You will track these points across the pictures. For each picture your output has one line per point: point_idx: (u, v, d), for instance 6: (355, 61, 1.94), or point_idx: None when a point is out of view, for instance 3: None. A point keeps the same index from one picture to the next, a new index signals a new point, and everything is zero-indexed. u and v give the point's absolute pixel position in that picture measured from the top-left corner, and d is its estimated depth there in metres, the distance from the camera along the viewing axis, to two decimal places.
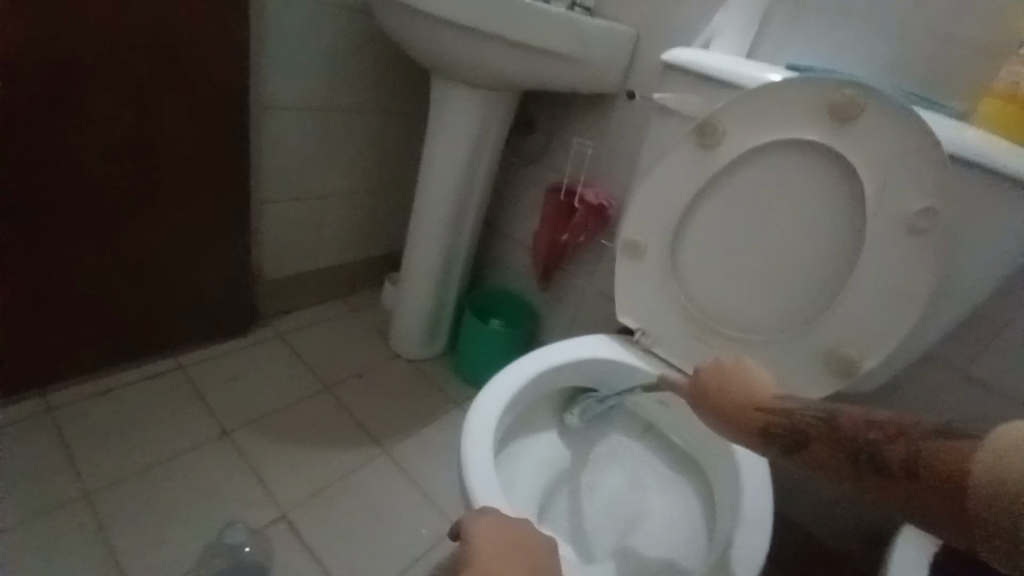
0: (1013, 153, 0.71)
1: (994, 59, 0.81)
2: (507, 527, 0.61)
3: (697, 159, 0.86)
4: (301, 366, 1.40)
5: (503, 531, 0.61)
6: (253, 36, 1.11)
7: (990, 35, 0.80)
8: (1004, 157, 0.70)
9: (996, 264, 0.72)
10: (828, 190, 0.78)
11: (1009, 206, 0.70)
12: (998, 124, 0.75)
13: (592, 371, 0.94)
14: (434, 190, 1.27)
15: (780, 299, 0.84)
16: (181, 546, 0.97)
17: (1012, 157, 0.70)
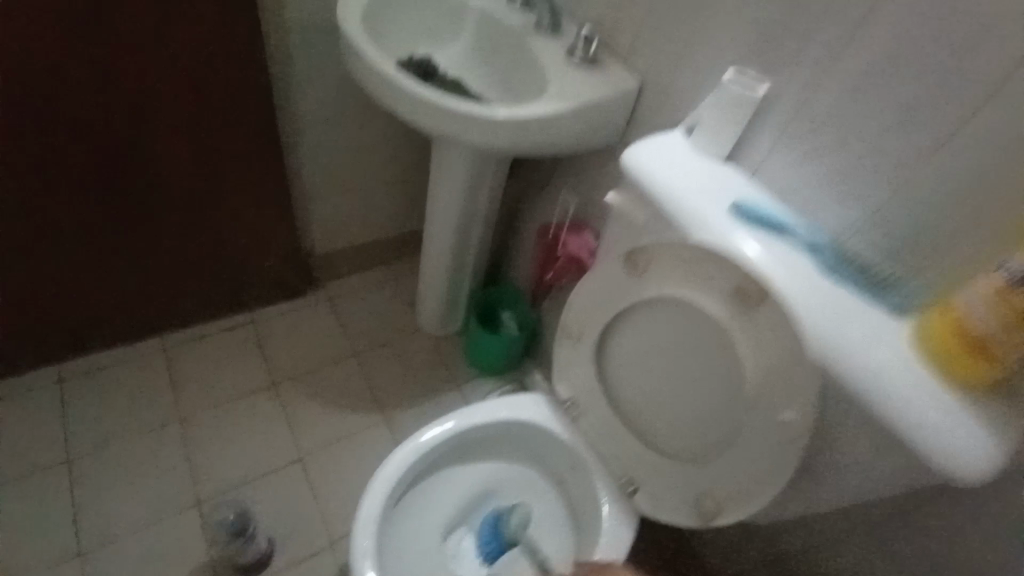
0: (925, 391, 0.60)
1: (991, 250, 0.65)
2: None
3: (622, 282, 0.85)
4: (339, 330, 1.71)
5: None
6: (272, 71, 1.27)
7: (996, 218, 0.64)
8: (904, 396, 0.60)
9: (872, 488, 0.67)
10: (722, 359, 0.76)
11: (889, 445, 0.62)
12: (929, 345, 0.62)
13: (519, 427, 1.09)
14: (440, 210, 1.39)
15: (675, 432, 0.87)
16: (230, 468, 1.40)
17: (918, 398, 0.60)
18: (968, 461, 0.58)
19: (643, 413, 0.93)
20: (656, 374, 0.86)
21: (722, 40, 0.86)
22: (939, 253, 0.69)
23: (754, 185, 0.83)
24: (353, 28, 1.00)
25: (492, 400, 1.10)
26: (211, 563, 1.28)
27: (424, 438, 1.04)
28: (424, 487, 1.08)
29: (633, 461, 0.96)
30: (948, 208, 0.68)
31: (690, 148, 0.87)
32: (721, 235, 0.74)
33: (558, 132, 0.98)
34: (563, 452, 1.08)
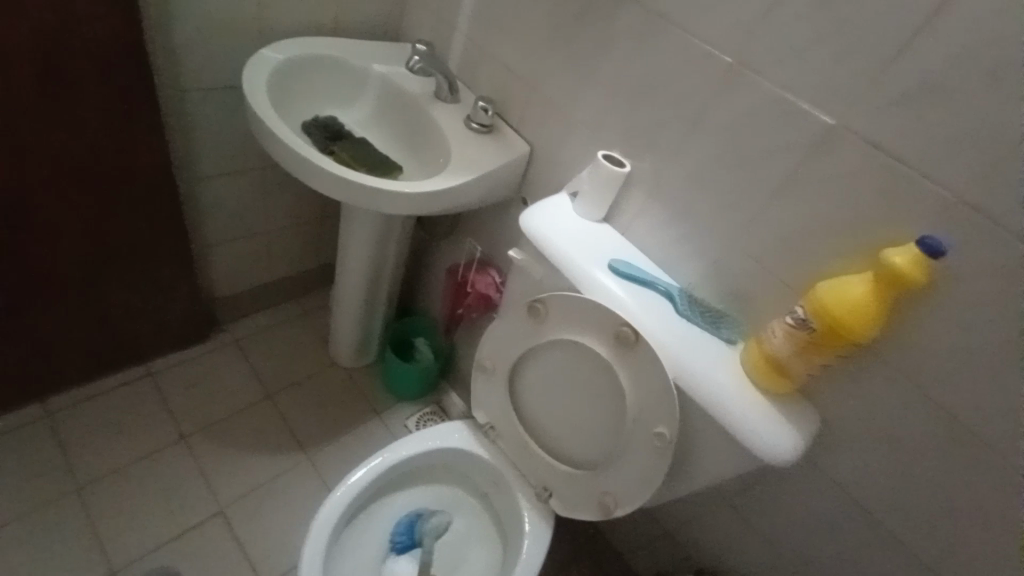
0: (749, 405, 0.83)
1: (789, 295, 0.89)
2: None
3: (527, 325, 1.02)
4: (248, 374, 1.68)
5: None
6: (171, 129, 1.24)
7: (791, 273, 0.88)
8: (734, 407, 0.82)
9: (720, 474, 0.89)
10: (608, 386, 0.95)
11: (729, 446, 0.84)
12: (752, 371, 0.85)
13: (444, 453, 1.21)
14: (352, 252, 1.45)
15: (578, 446, 1.05)
16: (142, 533, 1.34)
17: (745, 409, 0.82)
18: (779, 454, 0.80)
19: (552, 432, 1.09)
20: (559, 399, 1.04)
21: (599, 123, 1.06)
22: (753, 301, 0.93)
23: (624, 245, 1.05)
24: (262, 107, 1.06)
25: (419, 433, 1.22)
26: None
27: (355, 477, 1.13)
28: (359, 524, 1.16)
29: (547, 473, 1.12)
30: (758, 268, 0.91)
31: (575, 213, 1.06)
32: (602, 290, 0.93)
33: (465, 197, 1.16)
34: (486, 471, 1.22)
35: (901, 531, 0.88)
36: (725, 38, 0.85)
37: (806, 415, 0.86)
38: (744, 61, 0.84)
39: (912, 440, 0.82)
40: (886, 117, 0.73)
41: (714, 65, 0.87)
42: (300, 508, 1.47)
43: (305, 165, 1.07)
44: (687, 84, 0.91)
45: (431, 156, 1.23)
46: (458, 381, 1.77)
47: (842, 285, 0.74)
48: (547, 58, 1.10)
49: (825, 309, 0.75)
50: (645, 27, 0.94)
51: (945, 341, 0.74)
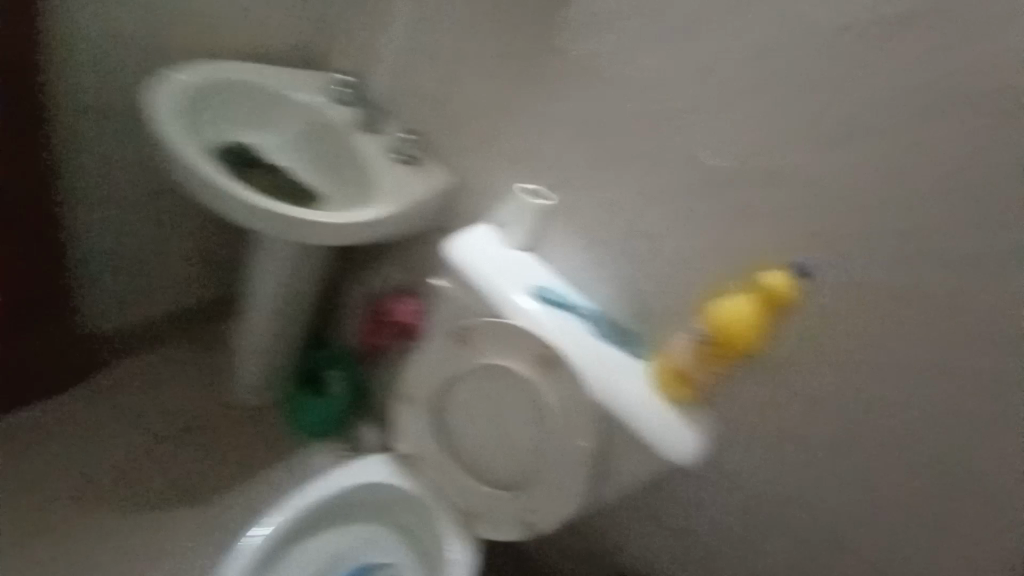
0: (660, 412, 0.92)
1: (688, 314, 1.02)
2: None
3: (455, 349, 1.06)
4: (135, 419, 1.52)
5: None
6: None
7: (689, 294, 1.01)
8: (646, 414, 0.91)
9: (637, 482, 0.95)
10: (532, 404, 1.00)
11: (642, 452, 0.91)
12: (660, 381, 0.95)
13: (369, 489, 1.17)
14: (266, 280, 1.41)
15: (504, 467, 1.07)
16: None
17: (656, 415, 0.91)
18: (682, 456, 0.89)
19: (479, 455, 1.10)
20: (486, 420, 1.07)
21: (519, 158, 1.15)
22: (656, 319, 1.05)
23: (543, 271, 1.11)
24: (173, 136, 1.04)
25: (343, 469, 1.16)
26: None
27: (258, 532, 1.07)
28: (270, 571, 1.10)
29: (474, 497, 1.12)
30: (659, 289, 1.03)
31: (497, 241, 1.12)
32: (526, 312, 0.99)
33: (390, 226, 1.17)
34: (410, 503, 1.19)
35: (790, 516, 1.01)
36: (628, 91, 0.99)
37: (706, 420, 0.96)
38: (643, 111, 0.97)
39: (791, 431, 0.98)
40: (756, 162, 0.90)
41: None
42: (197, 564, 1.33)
43: (220, 190, 1.03)
44: (595, 129, 1.03)
45: (354, 184, 1.24)
46: (375, 415, 1.68)
47: (727, 301, 0.88)
48: (470, 98, 1.18)
49: (714, 322, 0.88)
50: (560, 77, 1.06)
51: (808, 346, 0.91)
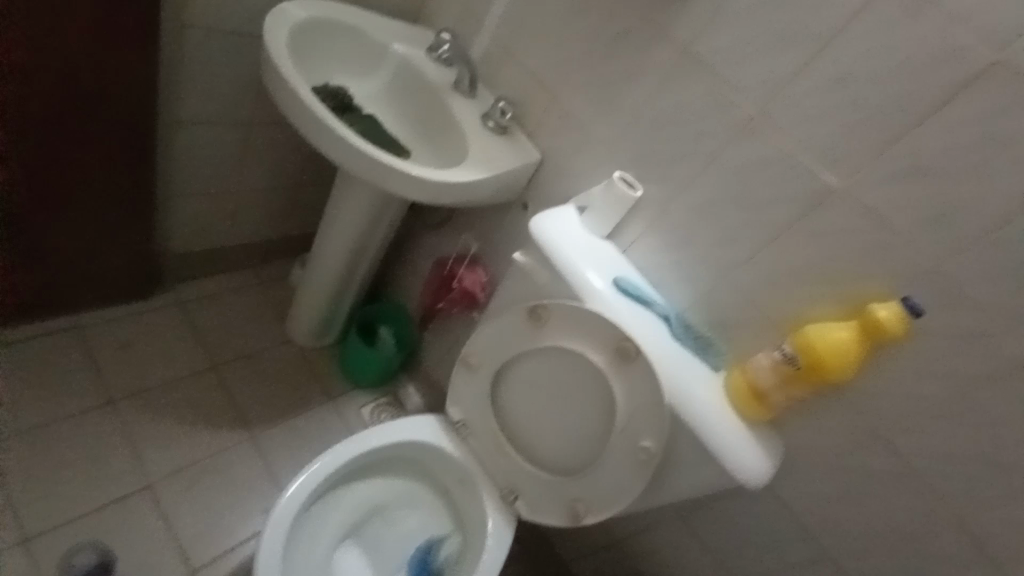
0: (729, 426, 0.90)
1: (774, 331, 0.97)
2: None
3: (526, 327, 1.04)
4: (192, 341, 1.55)
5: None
6: (162, 67, 1.16)
7: (780, 311, 0.95)
8: (715, 425, 0.89)
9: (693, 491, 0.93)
10: (596, 395, 0.99)
11: (703, 462, 0.90)
12: (735, 396, 0.92)
13: (416, 447, 1.19)
14: (338, 227, 1.43)
15: (554, 451, 1.08)
16: (58, 501, 1.22)
17: (725, 428, 0.89)
18: (750, 475, 0.87)
19: (529, 434, 1.12)
20: (544, 402, 1.07)
21: (612, 145, 1.11)
22: (737, 331, 1.00)
23: (624, 262, 1.09)
24: (292, 73, 1.03)
25: (395, 423, 1.19)
26: None
27: (312, 472, 1.08)
28: (317, 509, 1.12)
29: (517, 473, 1.14)
30: (746, 301, 0.99)
31: (581, 224, 1.10)
32: (606, 302, 0.97)
33: (476, 193, 1.15)
34: (451, 468, 1.21)
35: (834, 550, 1.00)
36: (749, 91, 0.92)
37: (773, 442, 0.94)
38: (766, 113, 0.91)
39: (856, 470, 0.94)
40: (876, 188, 0.83)
41: (733, 114, 0.95)
42: (240, 490, 1.37)
43: (320, 130, 1.04)
44: (706, 125, 0.98)
45: (444, 147, 1.24)
46: (419, 373, 1.72)
47: (827, 329, 0.83)
48: (570, 75, 1.14)
49: (811, 348, 0.83)
50: (671, 68, 1.00)
51: (896, 387, 0.86)
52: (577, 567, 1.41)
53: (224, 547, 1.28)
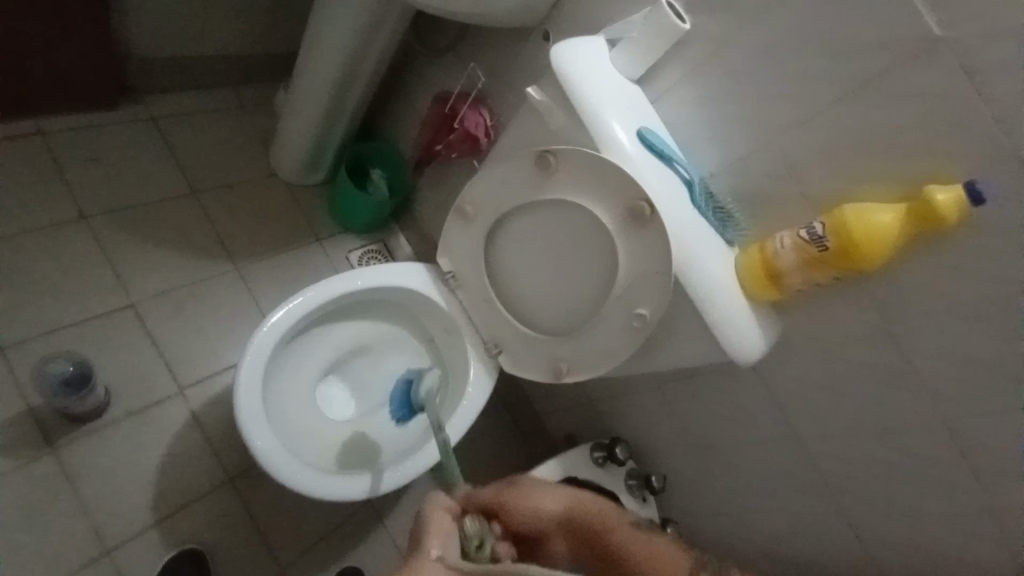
0: (734, 301, 0.85)
1: (803, 206, 0.89)
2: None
3: (533, 175, 0.94)
4: (167, 160, 1.43)
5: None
6: None
7: (817, 186, 0.87)
8: (720, 299, 0.84)
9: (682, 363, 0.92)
10: (598, 257, 0.93)
11: (701, 337, 0.86)
12: (747, 274, 0.86)
13: (403, 293, 1.16)
14: (328, 38, 1.24)
15: (545, 310, 1.05)
16: (35, 310, 1.17)
17: (729, 302, 0.85)
18: (745, 355, 0.86)
19: (519, 292, 1.08)
20: (540, 260, 1.01)
21: None
22: (763, 204, 0.93)
23: (649, 113, 0.95)
24: None
25: (382, 266, 1.14)
26: (24, 413, 1.09)
27: (292, 308, 1.04)
28: (300, 341, 1.12)
29: (502, 329, 1.12)
30: (781, 171, 0.90)
31: (608, 61, 0.94)
32: (626, 154, 0.87)
33: (492, 9, 0.97)
34: (437, 317, 1.19)
35: (805, 432, 1.02)
36: None
37: (773, 324, 0.91)
38: None
39: (849, 361, 0.92)
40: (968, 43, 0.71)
41: None
42: (226, 319, 1.35)
43: None
44: None
45: None
46: (410, 224, 1.65)
47: (870, 210, 0.75)
48: None
49: (844, 230, 0.75)
50: None
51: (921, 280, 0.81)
52: (549, 423, 1.48)
53: (212, 370, 1.30)
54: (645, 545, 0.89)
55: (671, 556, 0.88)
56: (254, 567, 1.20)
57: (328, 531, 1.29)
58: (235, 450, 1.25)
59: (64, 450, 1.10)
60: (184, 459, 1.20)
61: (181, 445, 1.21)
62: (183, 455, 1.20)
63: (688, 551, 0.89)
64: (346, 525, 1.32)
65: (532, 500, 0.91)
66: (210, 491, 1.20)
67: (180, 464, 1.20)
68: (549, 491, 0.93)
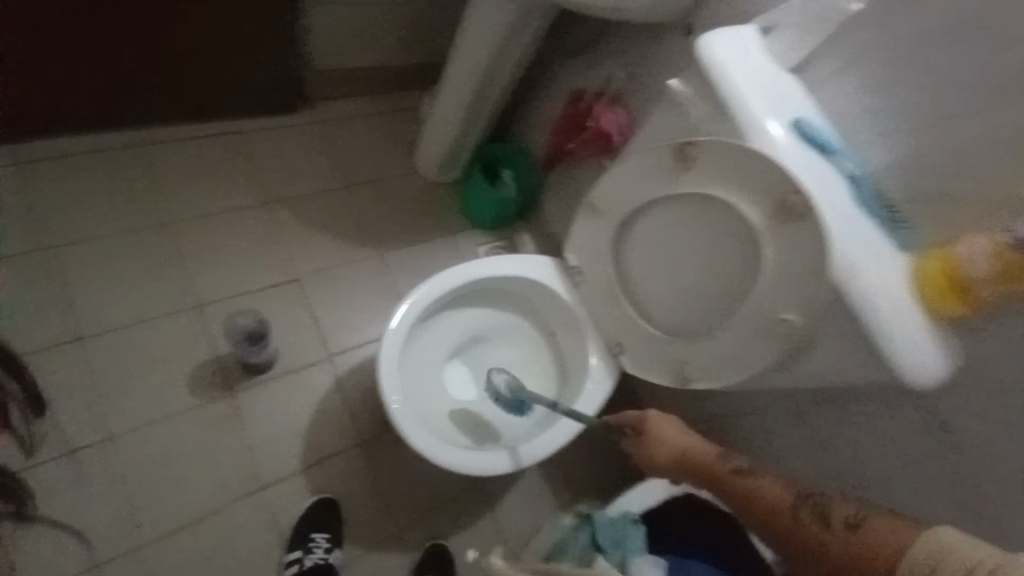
0: (907, 311, 0.75)
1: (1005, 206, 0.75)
2: (909, 541, 0.65)
3: (670, 169, 0.92)
4: (332, 157, 1.63)
5: (908, 534, 0.66)
6: None
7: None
8: (891, 306, 0.74)
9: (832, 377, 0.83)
10: (739, 256, 0.88)
11: (861, 350, 0.77)
12: (925, 282, 0.75)
13: (527, 284, 1.19)
14: (472, 43, 1.32)
15: (673, 311, 1.01)
16: (228, 277, 1.41)
17: (903, 311, 0.75)
18: (919, 374, 0.75)
19: (647, 290, 1.05)
20: (673, 257, 0.98)
21: None
22: (944, 203, 0.81)
23: (811, 100, 0.87)
24: None
25: (510, 256, 1.18)
26: (214, 360, 1.32)
27: (426, 287, 1.12)
28: (431, 322, 1.21)
29: (625, 327, 1.10)
30: (971, 163, 0.79)
31: (760, 47, 0.88)
32: (781, 143, 0.80)
33: (638, 6, 0.97)
34: (558, 309, 1.20)
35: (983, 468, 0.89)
36: None
37: (954, 343, 0.78)
38: None
39: None
40: None
41: None
42: (370, 299, 1.51)
43: None
44: None
45: None
46: (535, 222, 1.69)
47: None
48: None
49: None
50: None
51: None
52: None
53: (356, 342, 1.45)
54: (758, 485, 0.80)
55: (778, 493, 0.78)
56: (377, 526, 1.32)
57: (442, 504, 1.38)
58: (368, 416, 1.39)
59: (239, 394, 1.31)
60: (328, 418, 1.36)
61: (326, 405, 1.37)
62: (328, 413, 1.36)
63: (797, 488, 0.78)
64: (458, 503, 1.39)
65: (654, 437, 0.90)
66: (346, 450, 1.35)
67: (325, 422, 1.35)
68: (671, 428, 0.90)
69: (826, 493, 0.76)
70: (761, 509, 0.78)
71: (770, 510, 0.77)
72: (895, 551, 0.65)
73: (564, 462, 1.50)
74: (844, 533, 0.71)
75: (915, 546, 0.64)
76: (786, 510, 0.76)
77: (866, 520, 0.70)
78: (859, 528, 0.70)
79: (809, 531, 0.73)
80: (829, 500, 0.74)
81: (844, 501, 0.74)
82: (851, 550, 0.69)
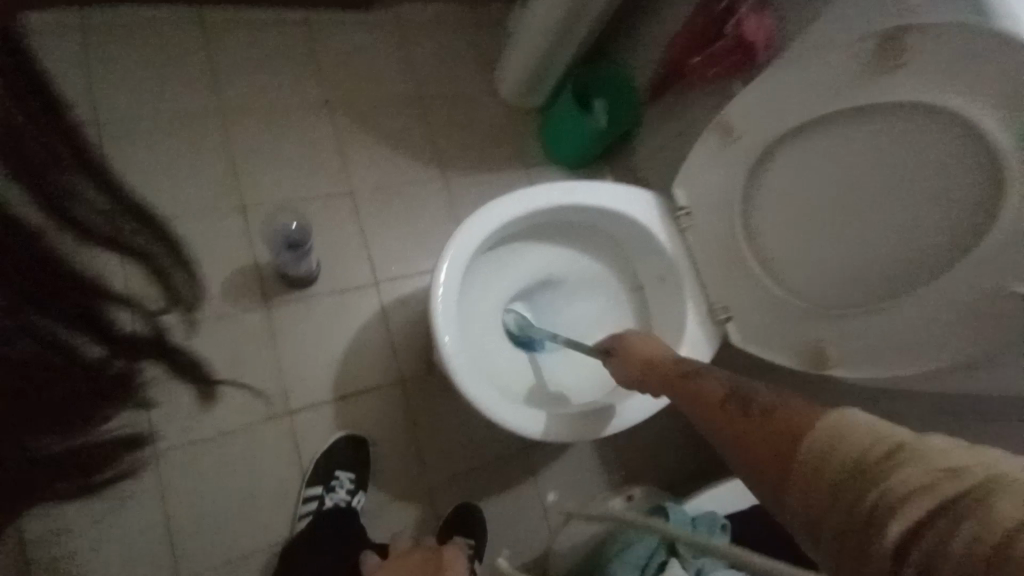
0: None
1: None
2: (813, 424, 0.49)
3: (865, 77, 0.68)
4: (402, 62, 1.43)
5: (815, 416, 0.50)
6: None
7: None
8: None
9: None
10: (948, 207, 0.66)
11: None
12: None
13: (620, 222, 0.97)
14: None
15: (819, 275, 0.80)
16: (275, 181, 1.25)
17: None
18: None
19: (783, 241, 0.83)
20: (835, 198, 0.76)
21: None
22: None
23: None
24: None
25: (603, 184, 0.95)
26: (251, 268, 1.18)
27: (498, 209, 0.91)
28: (496, 254, 1.01)
29: (743, 287, 0.88)
30: None
31: None
32: None
33: None
34: (654, 260, 0.98)
35: None
36: None
37: None
38: None
39: None
40: None
41: None
42: (426, 225, 1.33)
43: None
44: None
45: None
46: (622, 163, 1.46)
47: None
48: None
49: None
50: None
51: None
52: None
53: (405, 271, 1.29)
54: (699, 388, 0.67)
55: (718, 391, 0.64)
56: (407, 475, 1.17)
57: (480, 464, 1.22)
58: (410, 354, 1.23)
59: (275, 309, 1.17)
60: (367, 350, 1.21)
61: (366, 335, 1.22)
62: (367, 344, 1.21)
63: (739, 384, 0.63)
64: (498, 466, 1.23)
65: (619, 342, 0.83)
66: (382, 387, 1.20)
67: (361, 355, 1.20)
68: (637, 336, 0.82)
69: (760, 386, 0.61)
70: (706, 412, 0.63)
71: (711, 415, 0.62)
72: (801, 429, 0.50)
73: (622, 441, 1.31)
74: (758, 420, 0.55)
75: (815, 431, 0.47)
76: (721, 409, 0.61)
77: (781, 408, 0.54)
78: (772, 415, 0.54)
79: (739, 427, 0.57)
80: (759, 390, 0.59)
81: (778, 392, 0.58)
82: (757, 436, 0.54)
